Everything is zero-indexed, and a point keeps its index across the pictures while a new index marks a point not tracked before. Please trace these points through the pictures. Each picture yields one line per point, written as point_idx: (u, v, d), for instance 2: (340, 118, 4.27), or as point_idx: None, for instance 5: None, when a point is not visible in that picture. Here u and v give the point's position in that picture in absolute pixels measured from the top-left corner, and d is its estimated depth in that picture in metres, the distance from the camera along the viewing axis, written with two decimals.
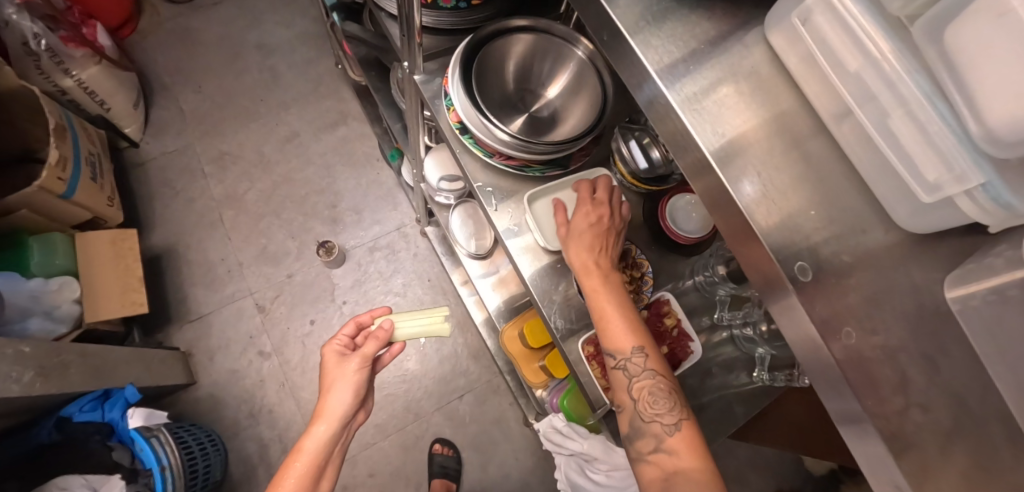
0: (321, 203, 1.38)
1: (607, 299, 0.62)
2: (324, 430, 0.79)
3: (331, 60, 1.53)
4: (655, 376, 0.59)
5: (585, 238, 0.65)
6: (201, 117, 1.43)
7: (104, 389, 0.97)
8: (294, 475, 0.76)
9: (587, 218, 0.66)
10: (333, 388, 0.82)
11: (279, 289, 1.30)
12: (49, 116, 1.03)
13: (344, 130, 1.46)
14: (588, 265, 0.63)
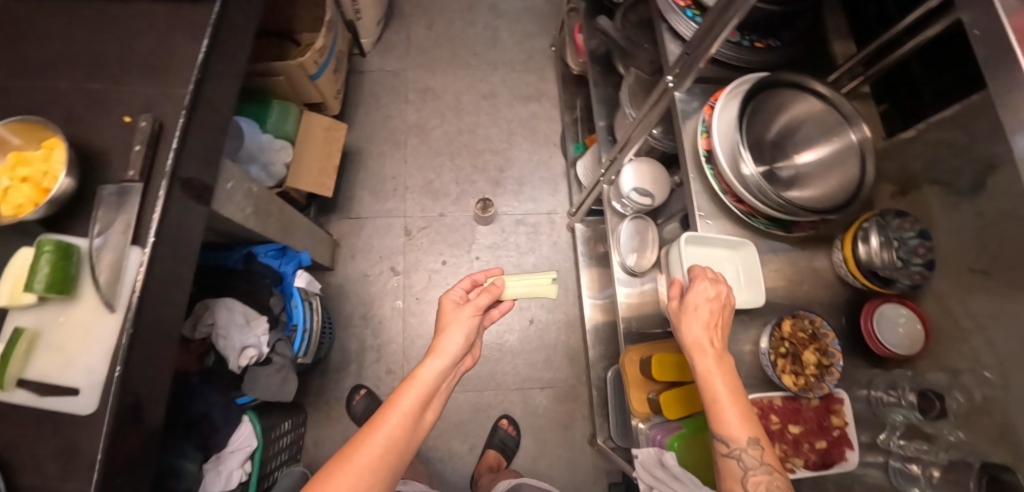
0: (491, 163, 1.47)
1: (717, 379, 0.62)
2: (437, 365, 0.78)
3: (548, 40, 1.60)
4: (772, 473, 0.58)
5: (701, 310, 0.66)
6: (421, 50, 1.57)
7: (284, 246, 1.12)
8: (413, 394, 0.75)
9: (703, 289, 0.67)
10: (446, 329, 0.83)
11: (429, 223, 1.41)
12: (327, 11, 1.19)
13: (535, 106, 1.53)
14: (700, 343, 0.65)
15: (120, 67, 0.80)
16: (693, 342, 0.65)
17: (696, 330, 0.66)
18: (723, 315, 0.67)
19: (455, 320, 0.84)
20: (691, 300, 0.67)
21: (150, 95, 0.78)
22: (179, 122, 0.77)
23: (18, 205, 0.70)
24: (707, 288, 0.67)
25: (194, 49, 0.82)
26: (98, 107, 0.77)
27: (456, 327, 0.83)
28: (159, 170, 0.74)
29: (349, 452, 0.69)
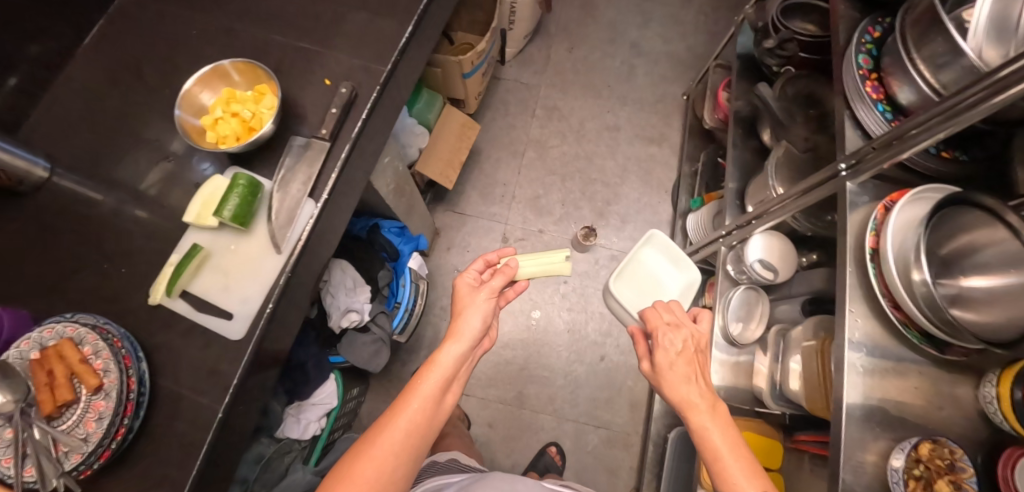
0: (598, 194, 1.49)
1: (708, 429, 0.66)
2: (451, 350, 0.75)
3: (682, 88, 1.61)
4: None
5: (677, 362, 0.74)
6: (557, 71, 1.62)
7: (405, 227, 1.16)
8: (434, 380, 0.72)
9: (672, 347, 0.76)
10: (464, 313, 0.80)
11: (526, 236, 1.44)
12: (495, 19, 1.26)
13: (655, 150, 1.54)
14: (685, 400, 0.70)
15: (331, 34, 0.86)
16: (681, 394, 0.71)
17: (679, 388, 0.72)
18: (699, 366, 0.75)
19: (470, 302, 0.81)
20: (665, 357, 0.75)
21: (352, 66, 0.83)
22: (372, 96, 0.82)
23: (224, 136, 0.77)
24: (678, 341, 0.77)
25: (397, 30, 0.86)
26: (305, 67, 0.84)
27: (469, 311, 0.80)
28: (345, 136, 0.79)
29: (372, 440, 0.66)
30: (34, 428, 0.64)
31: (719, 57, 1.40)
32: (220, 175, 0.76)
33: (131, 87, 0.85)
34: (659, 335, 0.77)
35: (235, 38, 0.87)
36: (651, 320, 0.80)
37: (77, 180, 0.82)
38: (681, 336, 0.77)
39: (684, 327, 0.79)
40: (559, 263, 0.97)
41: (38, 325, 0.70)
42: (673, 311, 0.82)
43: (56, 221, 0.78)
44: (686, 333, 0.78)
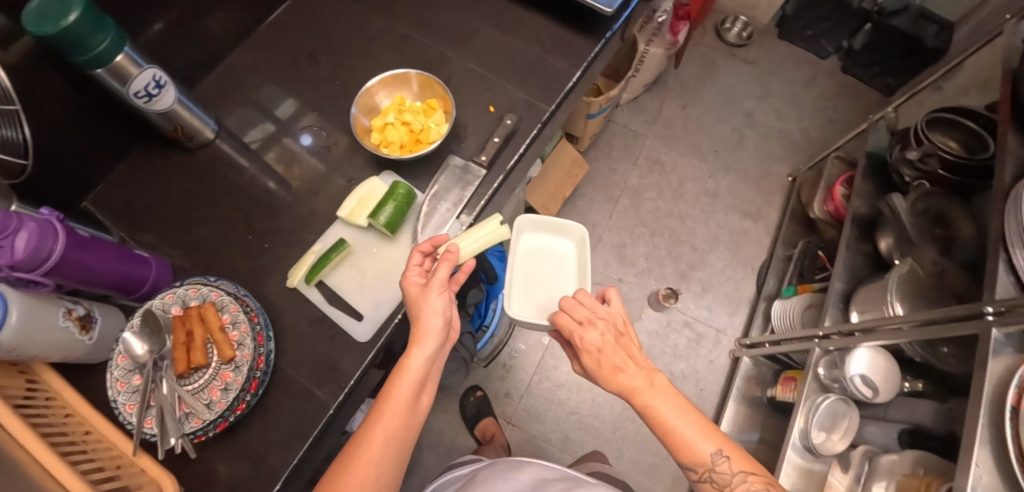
0: (684, 256, 1.48)
1: (659, 408, 0.61)
2: (417, 353, 0.62)
3: (788, 168, 1.58)
4: (748, 477, 0.59)
5: (608, 356, 0.66)
6: (666, 125, 1.63)
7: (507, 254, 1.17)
8: (404, 387, 0.60)
9: (597, 338, 0.67)
10: (423, 311, 0.63)
11: (605, 282, 1.44)
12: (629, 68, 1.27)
13: (750, 225, 1.52)
14: (627, 388, 0.63)
15: (501, 63, 0.88)
16: (618, 380, 0.65)
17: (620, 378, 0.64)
18: (627, 343, 0.68)
19: (426, 295, 0.64)
20: (597, 351, 0.66)
21: (517, 99, 0.85)
22: (532, 132, 0.83)
23: (389, 142, 0.78)
24: (601, 338, 0.67)
25: (567, 73, 0.87)
26: (472, 89, 0.86)
27: (422, 309, 0.64)
28: (502, 165, 0.80)
29: (348, 463, 0.56)
30: (165, 384, 0.66)
31: (840, 153, 1.38)
32: (377, 176, 0.79)
33: (305, 71, 0.89)
34: (579, 337, 0.67)
35: (410, 47, 0.90)
36: (562, 323, 0.69)
37: (239, 150, 0.87)
38: (602, 323, 0.68)
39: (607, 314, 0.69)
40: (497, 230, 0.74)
41: (183, 281, 0.73)
42: (583, 299, 0.70)
43: (222, 188, 0.84)
44: (607, 325, 0.68)
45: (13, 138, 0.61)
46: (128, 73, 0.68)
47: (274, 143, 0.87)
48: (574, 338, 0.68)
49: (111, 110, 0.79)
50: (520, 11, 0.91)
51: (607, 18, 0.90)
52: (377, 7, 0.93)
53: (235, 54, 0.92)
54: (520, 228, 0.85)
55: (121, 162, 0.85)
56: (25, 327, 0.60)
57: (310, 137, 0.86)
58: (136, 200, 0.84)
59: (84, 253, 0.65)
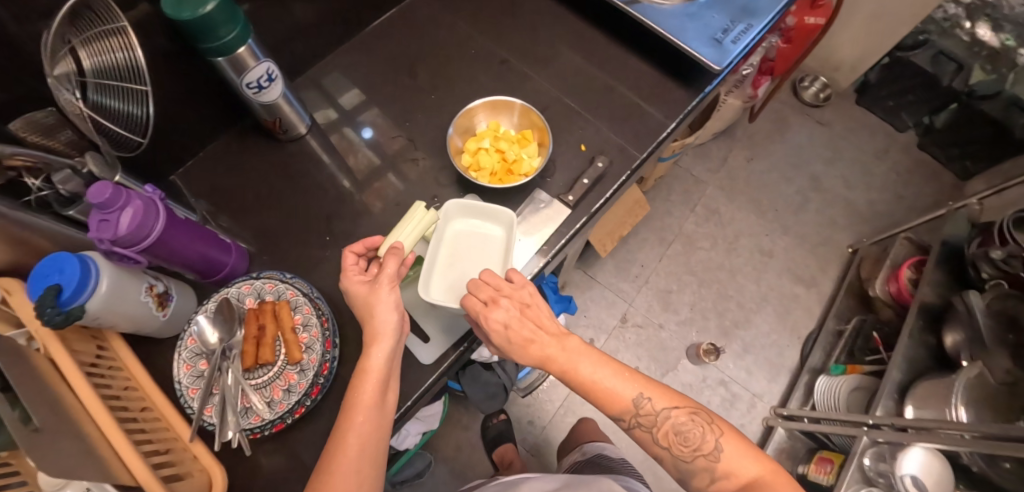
0: (729, 312, 1.45)
1: (580, 366, 0.65)
2: (375, 352, 0.61)
3: (848, 239, 1.54)
4: (670, 410, 0.64)
5: (521, 330, 0.65)
6: (729, 175, 1.60)
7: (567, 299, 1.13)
8: (369, 388, 0.59)
9: (511, 319, 0.64)
10: (377, 315, 0.61)
11: (645, 326, 1.43)
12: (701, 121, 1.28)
13: (802, 292, 1.48)
14: (547, 358, 0.65)
15: (597, 102, 0.88)
16: (533, 349, 0.65)
17: (541, 351, 0.65)
18: (542, 315, 0.67)
19: (374, 298, 0.62)
20: (512, 333, 0.65)
21: (608, 141, 0.84)
22: (621, 177, 0.82)
23: (481, 168, 0.77)
24: (513, 317, 0.64)
25: (661, 123, 0.87)
26: (565, 125, 0.86)
27: (371, 312, 0.62)
28: (586, 206, 0.79)
29: (329, 474, 0.55)
30: (230, 375, 0.66)
31: (911, 236, 1.34)
32: (462, 198, 0.77)
33: (402, 80, 0.90)
34: (493, 321, 0.63)
35: (508, 72, 0.90)
36: (471, 308, 0.64)
37: (327, 148, 0.88)
38: (513, 300, 0.65)
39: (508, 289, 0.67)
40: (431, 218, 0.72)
41: (260, 273, 0.73)
42: (487, 281, 0.66)
43: (306, 184, 0.86)
44: (514, 301, 0.65)
45: (135, 114, 0.63)
46: (246, 66, 0.69)
47: (371, 173, 0.86)
48: (488, 326, 0.64)
49: (217, 94, 0.81)
50: (621, 54, 0.91)
51: (708, 73, 0.89)
52: (481, 27, 0.93)
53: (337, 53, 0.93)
54: (447, 214, 0.74)
55: (213, 142, 0.88)
56: (111, 297, 0.62)
57: (368, 130, 0.88)
58: (223, 183, 0.86)
59: (177, 233, 0.65)
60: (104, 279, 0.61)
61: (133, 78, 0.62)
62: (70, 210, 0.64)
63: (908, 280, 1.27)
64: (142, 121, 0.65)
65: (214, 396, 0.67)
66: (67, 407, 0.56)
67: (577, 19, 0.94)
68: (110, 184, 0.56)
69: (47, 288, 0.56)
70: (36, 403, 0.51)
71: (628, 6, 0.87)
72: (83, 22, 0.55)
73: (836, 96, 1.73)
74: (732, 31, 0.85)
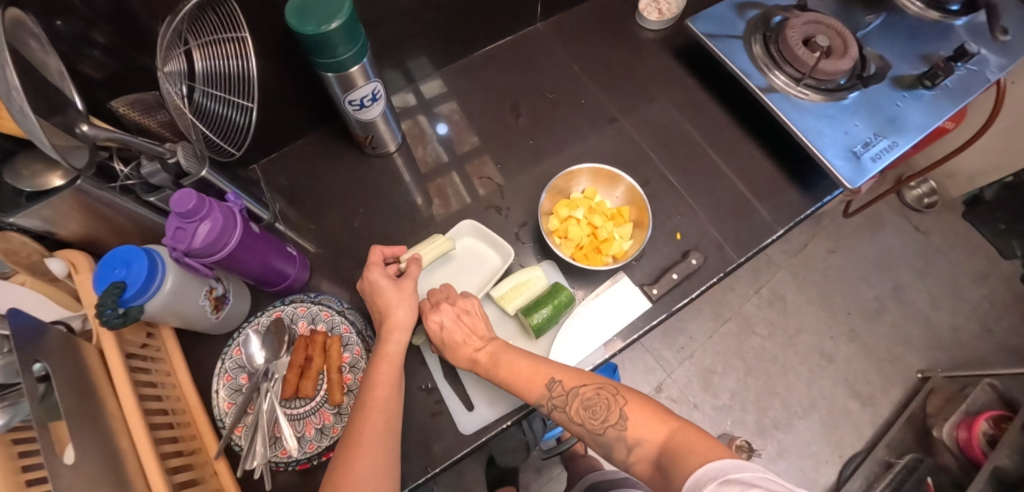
0: (771, 410, 1.36)
1: (500, 355, 0.64)
2: (390, 337, 0.64)
3: (920, 363, 1.41)
4: (581, 386, 0.59)
5: (453, 331, 0.66)
6: (804, 264, 1.51)
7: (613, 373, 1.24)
8: (383, 371, 0.61)
9: (447, 320, 0.66)
10: (393, 307, 0.65)
11: (679, 401, 1.37)
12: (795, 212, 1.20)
13: (857, 409, 1.36)
14: (471, 356, 0.65)
15: (704, 188, 0.81)
16: (463, 352, 0.65)
17: (466, 351, 0.65)
18: (479, 316, 0.68)
19: (396, 293, 0.66)
20: (447, 332, 0.66)
21: (706, 234, 0.78)
22: (713, 278, 0.75)
23: (568, 237, 0.72)
24: (451, 318, 0.66)
25: (768, 227, 0.78)
26: (664, 206, 0.79)
27: (382, 301, 0.66)
28: (667, 304, 0.73)
29: (354, 451, 0.55)
30: (266, 402, 0.63)
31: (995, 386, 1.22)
32: (540, 265, 0.73)
33: (505, 121, 0.88)
34: (431, 322, 0.66)
35: (617, 135, 0.86)
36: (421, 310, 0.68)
37: (413, 173, 0.85)
38: (454, 307, 0.68)
39: (447, 297, 0.69)
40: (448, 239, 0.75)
41: (318, 295, 0.70)
42: (439, 293, 0.70)
43: (383, 205, 0.83)
44: (455, 307, 0.68)
45: (234, 121, 0.62)
46: (354, 84, 0.65)
47: (439, 179, 0.85)
48: (428, 328, 0.67)
49: (316, 96, 0.79)
50: (741, 138, 0.84)
51: (833, 182, 0.80)
52: (598, 80, 0.90)
53: (446, 77, 0.91)
54: (458, 235, 0.77)
55: (303, 138, 0.86)
56: (172, 296, 0.59)
57: (445, 125, 0.88)
58: (302, 183, 0.84)
59: (249, 247, 0.62)
60: (168, 277, 0.58)
61: (238, 89, 0.60)
62: (150, 197, 0.62)
63: (983, 433, 1.13)
64: (241, 128, 0.64)
65: (247, 415, 0.65)
66: (106, 413, 0.54)
67: (701, 91, 0.88)
68: (196, 193, 0.53)
69: (111, 284, 0.53)
70: (76, 413, 0.49)
71: (764, 93, 0.79)
72: (204, 24, 0.54)
73: (943, 203, 1.58)
74: (873, 146, 0.76)
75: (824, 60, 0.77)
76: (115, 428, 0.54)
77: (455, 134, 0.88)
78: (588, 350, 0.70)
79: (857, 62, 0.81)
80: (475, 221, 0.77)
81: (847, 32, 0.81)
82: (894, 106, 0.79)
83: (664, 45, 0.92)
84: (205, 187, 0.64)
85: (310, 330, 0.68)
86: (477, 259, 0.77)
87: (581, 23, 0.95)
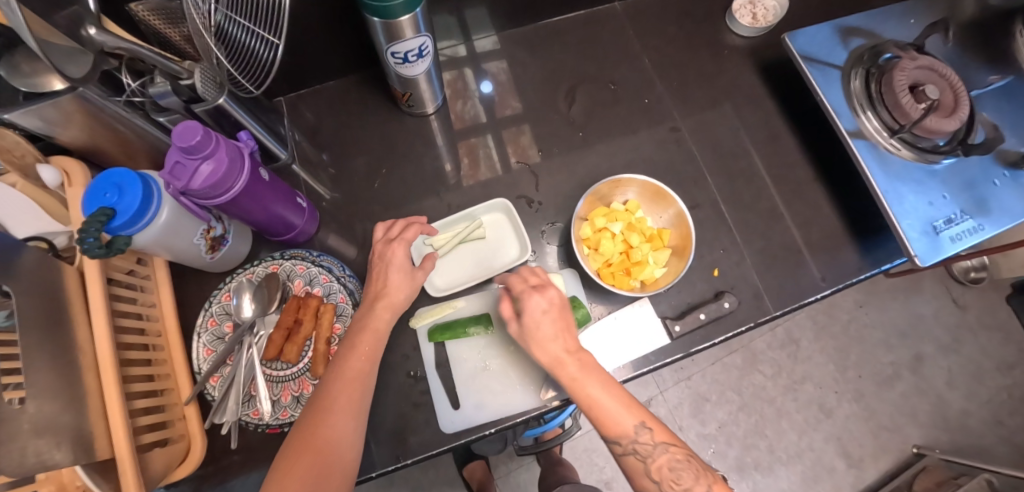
0: (754, 449, 1.33)
1: (594, 375, 0.55)
2: (379, 311, 0.58)
3: (919, 438, 1.35)
4: (671, 448, 0.53)
5: (546, 325, 0.57)
6: (827, 313, 1.44)
7: None
8: (363, 345, 0.56)
9: (545, 314, 0.57)
10: (391, 283, 0.59)
11: (665, 420, 1.34)
12: None
13: (842, 469, 1.32)
14: (562, 359, 0.56)
15: (755, 227, 0.74)
16: (548, 352, 0.56)
17: (551, 347, 0.56)
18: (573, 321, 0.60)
19: (403, 276, 0.59)
20: (544, 325, 0.57)
21: (745, 278, 0.71)
22: (740, 327, 0.69)
23: (598, 250, 0.67)
24: (550, 310, 0.58)
25: (815, 284, 0.71)
26: (707, 238, 0.73)
27: (381, 270, 0.60)
28: (687, 344, 0.67)
29: (322, 418, 0.51)
30: (247, 356, 0.60)
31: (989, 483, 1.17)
32: (561, 273, 0.68)
33: (556, 106, 0.80)
34: (533, 301, 0.58)
35: (674, 146, 0.78)
36: (520, 291, 0.59)
37: (446, 141, 0.79)
38: (553, 299, 0.59)
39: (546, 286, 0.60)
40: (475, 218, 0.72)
41: (320, 256, 0.67)
42: (531, 275, 0.61)
43: (406, 168, 0.77)
44: (558, 300, 0.59)
45: (260, 55, 0.60)
46: (402, 35, 0.58)
47: (473, 136, 0.79)
48: (527, 310, 0.58)
49: (361, 40, 0.72)
50: (807, 182, 0.76)
51: (897, 250, 0.73)
52: (668, 81, 0.81)
53: (505, 44, 0.83)
54: (490, 216, 0.72)
55: (337, 79, 0.80)
56: (167, 229, 0.56)
57: (492, 82, 0.81)
58: (327, 128, 0.78)
59: (256, 193, 0.58)
60: (164, 209, 0.54)
61: (268, 24, 0.57)
62: (160, 117, 0.59)
63: None
64: (263, 64, 0.62)
65: (225, 366, 0.62)
66: (74, 347, 0.51)
67: (777, 118, 0.80)
68: (202, 128, 0.49)
69: (99, 210, 0.49)
70: (39, 343, 0.47)
71: (851, 136, 0.73)
72: None
73: (990, 281, 1.47)
74: (957, 224, 0.70)
75: (930, 115, 0.70)
76: (82, 362, 0.51)
77: (500, 97, 0.81)
78: None
79: (963, 127, 0.73)
80: (507, 202, 0.71)
81: (963, 89, 0.73)
82: (991, 183, 0.73)
83: (749, 58, 0.83)
84: (220, 117, 0.61)
85: (305, 291, 0.65)
86: (497, 250, 0.71)
87: (664, 13, 0.85)
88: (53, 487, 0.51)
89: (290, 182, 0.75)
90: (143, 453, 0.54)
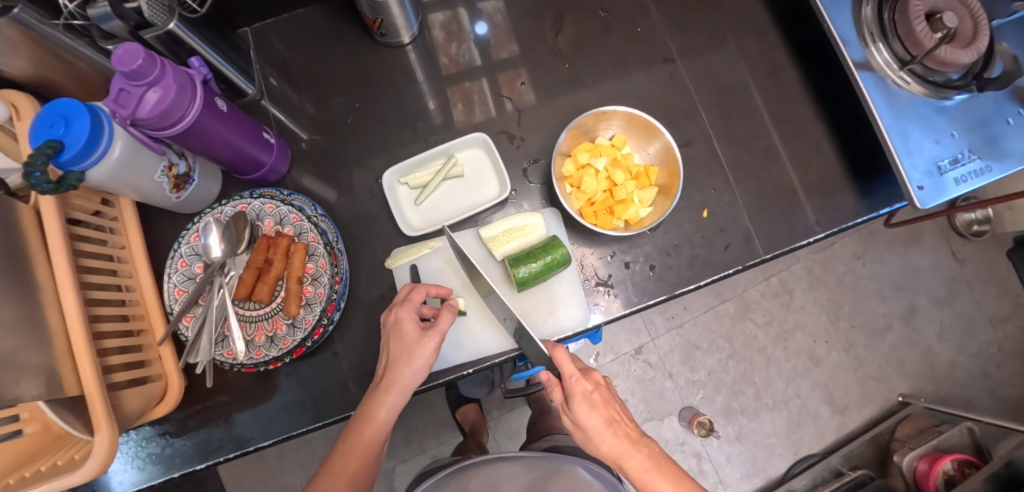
0: (741, 396, 1.35)
1: (654, 473, 0.55)
2: (383, 395, 0.55)
3: (905, 387, 1.37)
4: None
5: (605, 409, 0.57)
6: (824, 264, 1.42)
7: None
8: (367, 431, 0.55)
9: (592, 407, 0.56)
10: (400, 362, 0.56)
11: (655, 367, 1.35)
12: None
13: (828, 416, 1.35)
14: (619, 449, 0.55)
15: (749, 166, 0.70)
16: (612, 445, 0.56)
17: (604, 439, 0.56)
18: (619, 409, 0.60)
19: (415, 350, 0.56)
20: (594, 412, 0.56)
21: (736, 220, 0.68)
22: (726, 270, 0.67)
23: (581, 188, 0.64)
24: (598, 395, 0.58)
25: (809, 228, 0.69)
26: (698, 178, 0.70)
27: (394, 347, 0.57)
28: (671, 286, 0.66)
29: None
30: (218, 296, 0.59)
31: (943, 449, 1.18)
32: (542, 212, 0.66)
33: (544, 37, 0.74)
34: (580, 386, 0.57)
35: (669, 79, 0.73)
36: (569, 375, 0.57)
37: (425, 76, 0.74)
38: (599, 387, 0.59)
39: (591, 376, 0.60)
40: (453, 151, 0.68)
41: (291, 195, 0.64)
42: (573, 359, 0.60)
43: (383, 104, 0.73)
44: (597, 381, 0.60)
45: None
46: None
47: (462, 81, 0.73)
48: (579, 395, 0.57)
49: None
50: (808, 118, 0.72)
51: (898, 194, 0.69)
52: (666, 9, 0.75)
53: None
54: (467, 152, 0.69)
55: (307, 7, 0.74)
56: (124, 165, 0.53)
57: (485, 23, 0.75)
58: (299, 60, 0.73)
59: (216, 128, 0.54)
60: (117, 144, 0.51)
61: None
62: (108, 46, 0.55)
63: (944, 472, 1.14)
64: None
65: (197, 307, 0.61)
66: (36, 287, 0.50)
67: (780, 49, 0.74)
68: (144, 51, 0.45)
69: (45, 143, 0.46)
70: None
71: (858, 69, 0.68)
72: None
73: (991, 234, 1.43)
74: (963, 165, 0.66)
75: (944, 46, 0.65)
76: (44, 301, 0.50)
77: (484, 28, 0.75)
78: (575, 316, 0.65)
79: (979, 59, 0.68)
80: (486, 137, 0.68)
81: (984, 16, 0.67)
82: (1003, 122, 0.68)
83: None
84: (174, 46, 0.57)
85: (276, 231, 0.63)
86: (475, 186, 0.69)
87: None
88: (41, 425, 0.51)
89: (261, 118, 0.71)
90: (117, 392, 0.54)
